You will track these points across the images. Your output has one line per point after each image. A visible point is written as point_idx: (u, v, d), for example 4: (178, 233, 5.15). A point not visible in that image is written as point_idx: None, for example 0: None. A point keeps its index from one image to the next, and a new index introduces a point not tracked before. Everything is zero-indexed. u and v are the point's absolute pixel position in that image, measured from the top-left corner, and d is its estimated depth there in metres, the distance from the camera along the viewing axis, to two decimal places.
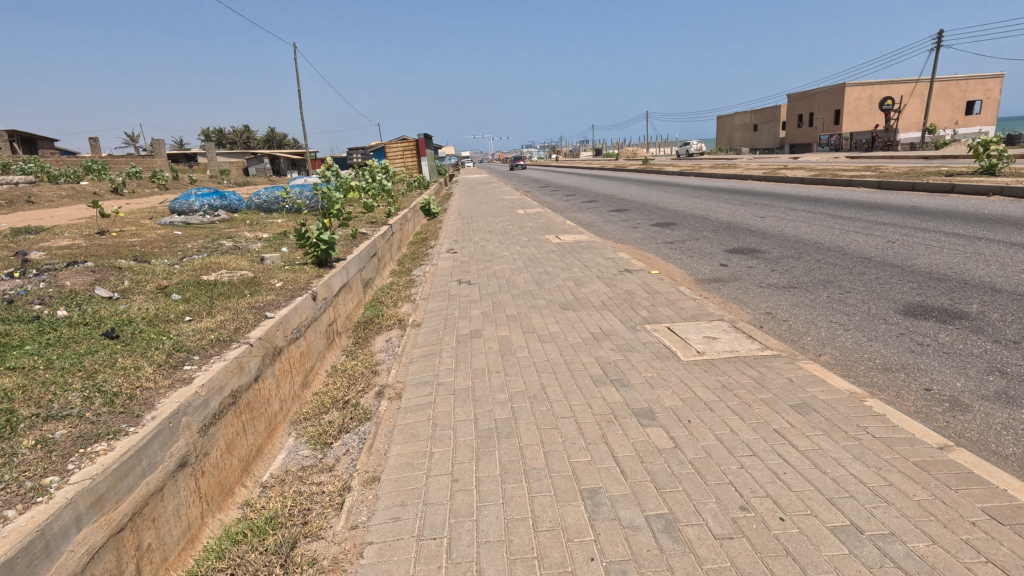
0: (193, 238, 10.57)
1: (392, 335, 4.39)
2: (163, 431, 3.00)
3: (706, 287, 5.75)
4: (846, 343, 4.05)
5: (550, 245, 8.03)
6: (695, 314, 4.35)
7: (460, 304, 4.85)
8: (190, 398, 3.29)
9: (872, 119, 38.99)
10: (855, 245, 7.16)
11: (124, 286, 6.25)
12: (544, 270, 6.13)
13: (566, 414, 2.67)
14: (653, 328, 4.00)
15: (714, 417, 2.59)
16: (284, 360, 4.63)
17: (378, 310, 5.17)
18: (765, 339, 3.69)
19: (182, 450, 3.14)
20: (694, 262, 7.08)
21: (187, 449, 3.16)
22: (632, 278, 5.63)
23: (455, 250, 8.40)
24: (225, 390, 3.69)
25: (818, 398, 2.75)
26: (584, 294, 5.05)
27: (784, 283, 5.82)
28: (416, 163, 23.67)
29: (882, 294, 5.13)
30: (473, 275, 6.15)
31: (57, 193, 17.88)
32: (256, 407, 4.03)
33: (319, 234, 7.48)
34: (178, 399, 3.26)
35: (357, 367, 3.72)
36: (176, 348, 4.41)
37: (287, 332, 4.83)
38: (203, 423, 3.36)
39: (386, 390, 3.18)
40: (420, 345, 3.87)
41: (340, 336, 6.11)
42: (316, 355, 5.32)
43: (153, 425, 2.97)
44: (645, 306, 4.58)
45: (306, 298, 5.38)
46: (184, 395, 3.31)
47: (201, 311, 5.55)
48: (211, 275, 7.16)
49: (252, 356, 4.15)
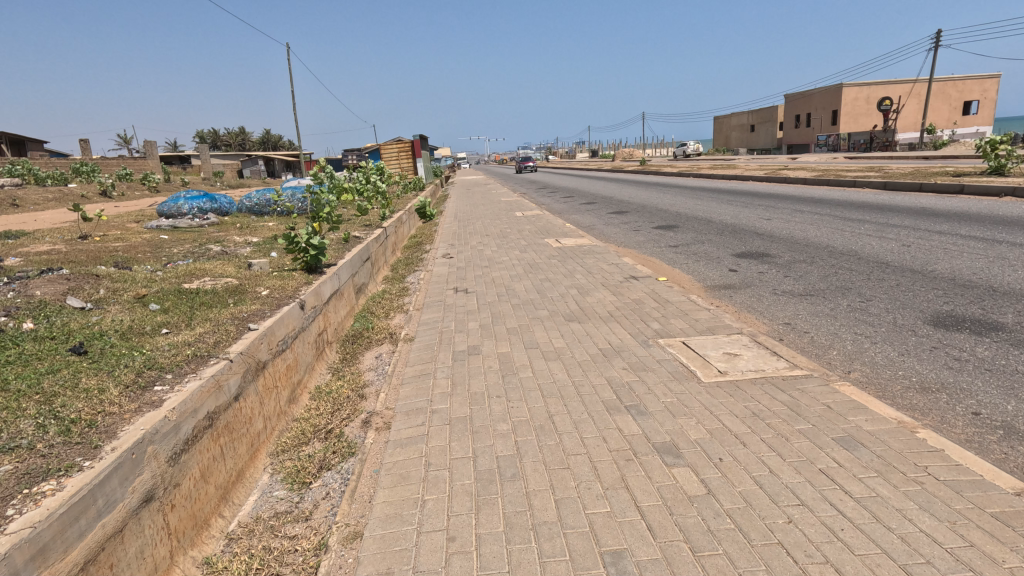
0: (179, 242, 10.20)
1: (383, 351, 4.05)
2: (124, 463, 2.63)
3: (717, 295, 5.43)
4: (875, 359, 3.73)
5: (550, 249, 7.71)
6: (711, 326, 4.02)
7: (456, 316, 4.51)
8: (157, 424, 2.92)
9: (870, 119, 38.85)
10: (870, 249, 6.86)
11: (99, 296, 5.89)
12: (545, 277, 5.80)
13: (578, 451, 2.34)
14: (667, 343, 3.66)
15: (748, 454, 2.26)
16: (269, 375, 4.27)
17: (368, 322, 4.82)
18: (791, 356, 3.36)
19: (148, 483, 2.77)
20: (702, 267, 6.76)
21: (153, 482, 2.79)
22: (639, 286, 5.30)
23: (452, 255, 8.05)
24: (200, 412, 3.32)
25: (864, 430, 2.41)
26: (589, 303, 4.71)
27: (799, 290, 5.51)
28: (411, 164, 23.33)
29: (906, 302, 4.81)
30: (470, 282, 5.81)
31: (43, 196, 17.49)
32: (236, 428, 3.67)
33: (308, 239, 7.17)
34: (144, 426, 2.89)
35: (342, 390, 3.37)
36: (147, 365, 4.05)
37: (272, 345, 4.47)
38: (173, 451, 2.99)
39: (373, 418, 2.83)
40: (412, 364, 3.53)
41: (329, 346, 5.75)
42: (304, 368, 4.96)
43: (112, 457, 2.60)
44: (656, 317, 4.24)
45: (294, 308, 5.03)
46: (151, 420, 2.94)
47: (180, 323, 5.19)
48: (194, 282, 6.81)
49: (232, 372, 3.79)
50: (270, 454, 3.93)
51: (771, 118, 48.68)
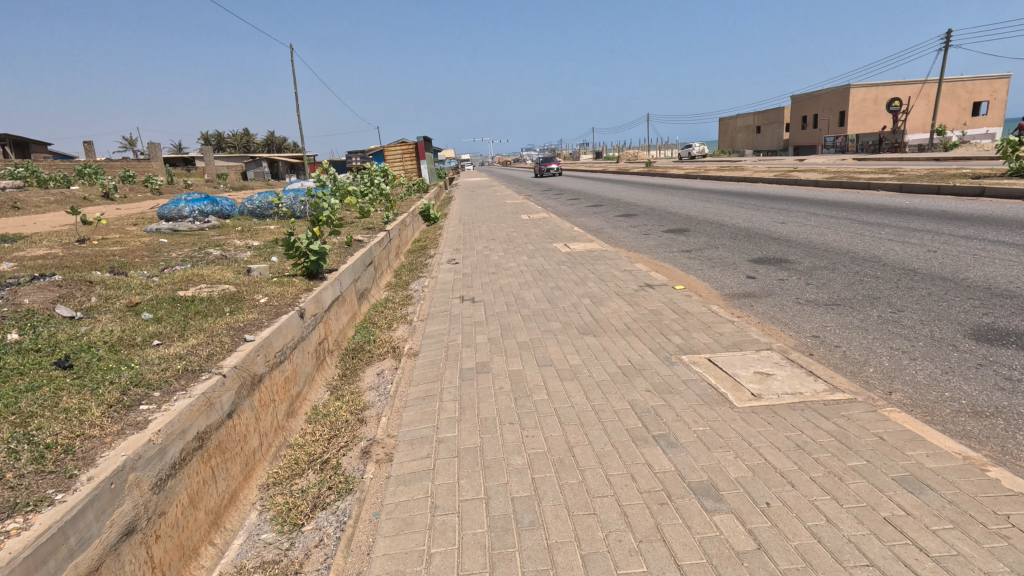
0: (178, 246, 9.97)
1: (385, 366, 3.78)
2: (100, 495, 2.36)
3: (737, 304, 5.17)
4: (918, 378, 3.43)
5: (559, 254, 7.45)
6: (737, 342, 3.73)
7: (463, 328, 4.24)
8: (140, 449, 2.65)
9: (878, 120, 38.44)
10: (893, 254, 6.57)
11: (90, 304, 5.65)
12: (556, 285, 5.53)
13: (605, 493, 2.07)
14: (692, 361, 3.39)
15: (800, 499, 1.98)
16: (265, 390, 4.00)
17: (370, 334, 4.56)
18: (830, 377, 3.06)
19: (130, 515, 2.50)
20: (719, 274, 6.48)
21: (135, 512, 2.52)
22: (656, 294, 5.02)
23: (457, 261, 7.79)
24: (190, 433, 3.05)
25: (927, 468, 2.13)
26: (605, 315, 4.44)
27: (823, 299, 5.23)
28: (415, 167, 23.12)
29: (940, 313, 4.52)
30: (477, 290, 5.54)
31: (44, 198, 17.33)
32: (230, 448, 3.40)
33: (308, 244, 6.90)
34: (126, 451, 2.62)
35: (340, 412, 3.10)
36: (134, 382, 3.79)
37: (269, 357, 4.20)
38: (158, 478, 2.72)
39: (374, 448, 2.56)
40: (416, 383, 3.26)
41: (330, 356, 5.49)
42: (303, 380, 4.70)
43: (87, 489, 2.34)
44: (677, 330, 3.96)
45: (293, 316, 4.77)
46: (134, 444, 2.67)
47: (172, 333, 4.94)
48: (190, 289, 6.57)
49: (225, 388, 3.53)
50: (266, 474, 3.65)
51: (777, 119, 48.32)
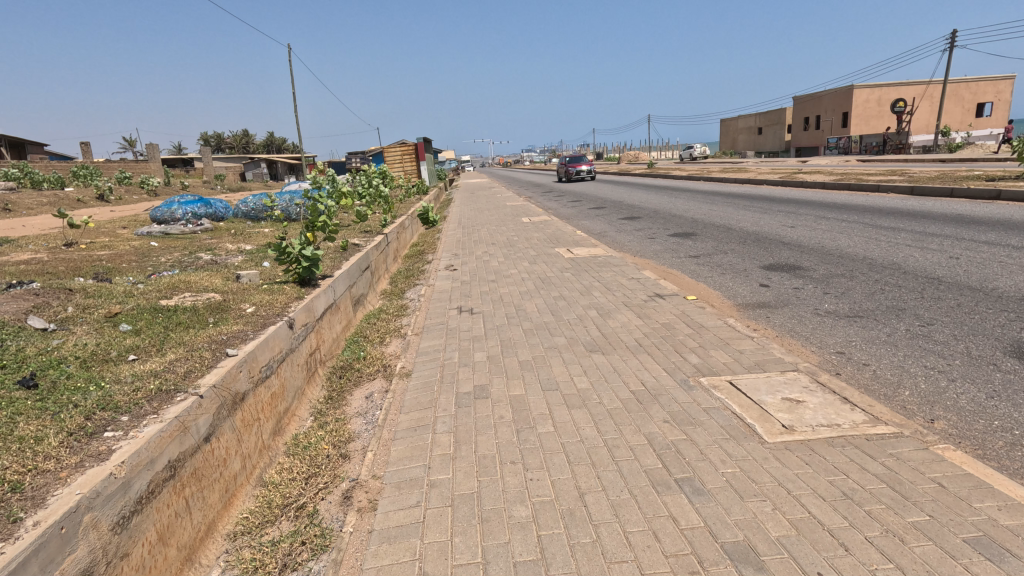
0: (168, 250, 9.65)
1: (374, 389, 3.45)
2: (47, 544, 2.03)
3: (752, 316, 4.87)
4: (961, 403, 3.10)
5: (562, 260, 7.14)
6: (760, 361, 3.40)
7: (461, 344, 3.92)
8: (99, 485, 2.31)
9: (881, 121, 38.18)
10: (915, 261, 6.25)
11: (66, 315, 5.33)
12: (559, 295, 5.22)
13: (624, 557, 1.75)
14: (713, 386, 3.06)
15: (857, 567, 1.66)
16: (249, 409, 3.65)
17: (360, 350, 4.24)
18: (868, 406, 2.75)
19: (86, 562, 2.16)
20: (731, 282, 6.16)
21: (91, 558, 2.18)
22: (667, 306, 4.70)
23: (456, 267, 7.47)
24: (160, 462, 2.70)
25: (1003, 527, 1.81)
26: (613, 330, 4.11)
27: (844, 310, 4.92)
28: (414, 168, 22.80)
29: (974, 328, 4.20)
30: (476, 300, 5.22)
31: (37, 200, 16.97)
32: (209, 475, 3.05)
33: (301, 249, 6.62)
34: (80, 488, 2.27)
35: (323, 445, 2.78)
36: (99, 405, 3.46)
37: (253, 373, 3.83)
38: (121, 517, 2.37)
39: (356, 493, 2.25)
40: (407, 410, 2.95)
41: (322, 368, 5.15)
42: (292, 395, 4.35)
43: (31, 537, 2.00)
44: (693, 348, 3.64)
45: (281, 326, 4.41)
46: (91, 479, 2.32)
47: (150, 348, 4.62)
48: (175, 297, 6.26)
49: (203, 410, 3.17)
50: (249, 501, 3.30)
51: (780, 121, 48.01)
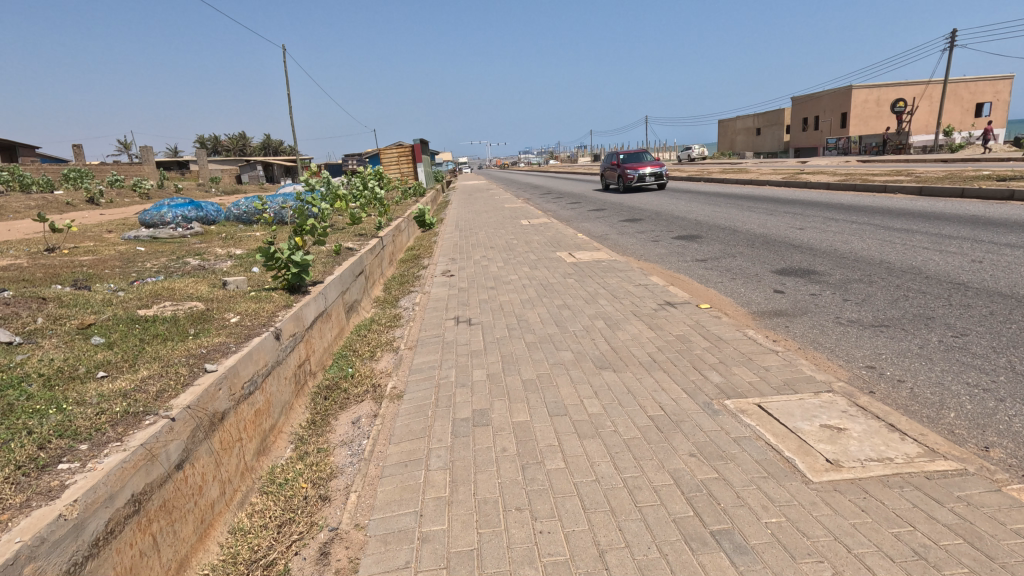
0: (155, 255, 9.29)
1: (362, 413, 3.11)
2: None
3: (770, 325, 4.56)
4: (1016, 428, 2.76)
5: (564, 265, 6.83)
6: (790, 381, 3.06)
7: (458, 360, 3.59)
8: (43, 529, 1.95)
9: (881, 121, 38.04)
10: (937, 265, 5.93)
11: (36, 326, 4.98)
12: (563, 303, 4.90)
13: None
14: (740, 410, 2.73)
15: None
16: (230, 428, 3.28)
17: (348, 367, 3.89)
18: (921, 436, 2.41)
19: None
20: (744, 288, 5.84)
21: None
22: (679, 315, 4.38)
23: (452, 273, 7.14)
24: (123, 495, 2.34)
25: None
26: (625, 343, 3.76)
27: (868, 319, 4.60)
28: (410, 169, 22.49)
29: (1013, 339, 3.88)
30: (474, 309, 4.89)
31: (26, 203, 16.55)
32: (182, 506, 2.69)
33: (290, 254, 6.27)
34: (20, 534, 1.92)
35: (301, 482, 2.45)
36: (56, 432, 3.12)
37: (235, 390, 3.45)
38: (71, 566, 2.01)
39: (335, 548, 1.92)
40: (398, 441, 2.62)
41: (312, 379, 4.78)
42: (279, 411, 3.99)
43: None
44: (713, 366, 3.31)
45: (267, 337, 4.04)
46: (36, 523, 1.97)
47: (122, 363, 4.27)
48: (156, 306, 5.91)
49: (174, 435, 2.79)
50: (227, 533, 2.94)
51: (778, 121, 47.85)
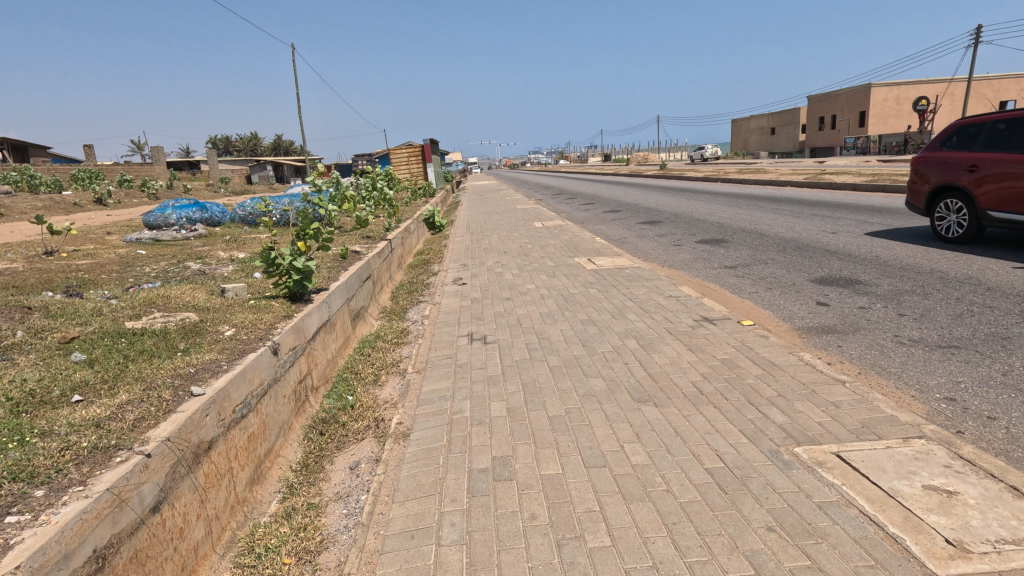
0: (155, 259, 8.91)
1: (361, 456, 2.68)
2: None
3: (821, 345, 4.06)
4: None
5: (584, 272, 6.37)
6: (870, 423, 2.56)
7: (473, 390, 3.12)
8: None
9: (900, 120, 37.24)
10: (1000, 275, 5.38)
11: (14, 340, 4.59)
12: (588, 318, 4.43)
13: None
14: (817, 462, 2.25)
15: None
16: (221, 458, 2.71)
17: (346, 399, 3.45)
18: None
19: None
20: (782, 300, 5.33)
21: None
22: (720, 334, 3.90)
23: (464, 281, 6.70)
24: (79, 563, 1.84)
25: None
26: (663, 370, 3.28)
27: (933, 339, 4.08)
28: (420, 169, 22.07)
29: None
30: (489, 325, 4.44)
31: (31, 204, 16.32)
32: (157, 561, 2.17)
33: (291, 261, 5.86)
34: None
35: (282, 557, 2.00)
36: (10, 475, 2.70)
37: (224, 414, 2.84)
38: None
39: None
40: (404, 500, 2.15)
41: (313, 396, 4.05)
42: (277, 433, 3.35)
43: None
44: (771, 401, 2.82)
45: (263, 353, 3.38)
46: None
47: (100, 385, 3.85)
48: (148, 316, 5.53)
49: (149, 474, 2.25)
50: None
51: (793, 121, 47.12)
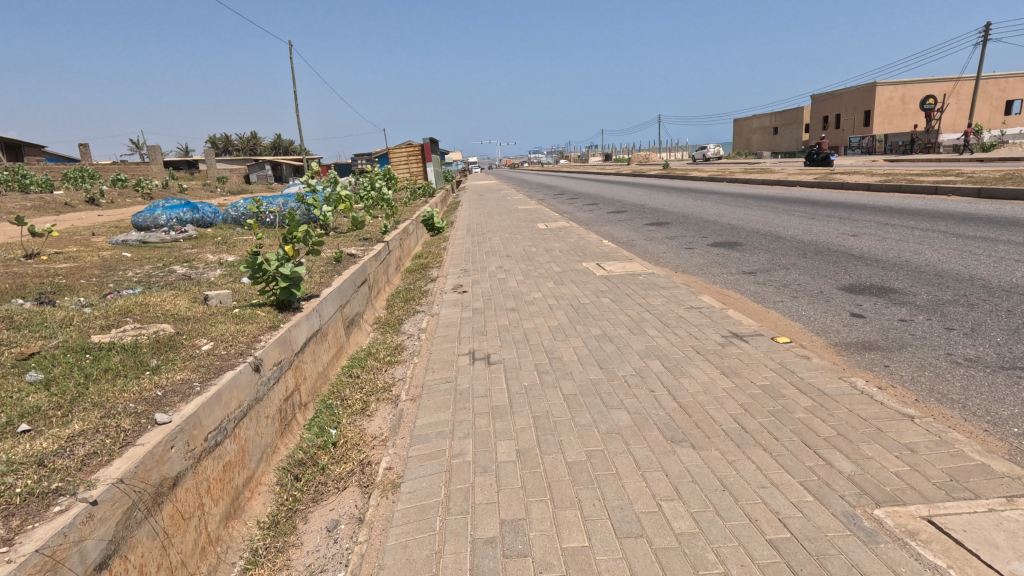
0: (139, 263, 8.44)
1: (343, 513, 2.40)
2: None
3: (866, 365, 3.61)
4: None
5: (594, 279, 5.93)
6: (958, 475, 2.10)
7: (474, 425, 2.67)
8: None
9: (906, 119, 36.77)
10: None
11: None
12: (603, 333, 3.97)
13: None
14: (907, 531, 1.80)
15: None
16: (191, 493, 2.10)
17: (329, 438, 3.00)
18: None
19: None
20: (814, 310, 4.87)
21: None
22: (755, 354, 3.45)
23: (465, 289, 6.26)
24: None
25: None
26: (697, 401, 2.81)
27: (992, 358, 3.62)
28: (420, 169, 21.62)
29: None
30: (493, 340, 3.99)
31: (20, 203, 15.84)
32: None
33: (278, 267, 5.38)
34: None
35: None
36: None
37: (195, 443, 2.23)
38: None
39: None
40: None
41: (304, 412, 3.36)
42: (263, 457, 2.71)
43: None
44: (832, 443, 2.37)
45: (245, 368, 2.76)
46: None
47: (51, 410, 3.38)
48: (121, 327, 5.08)
49: (94, 525, 1.69)
50: None
51: (797, 121, 46.69)
